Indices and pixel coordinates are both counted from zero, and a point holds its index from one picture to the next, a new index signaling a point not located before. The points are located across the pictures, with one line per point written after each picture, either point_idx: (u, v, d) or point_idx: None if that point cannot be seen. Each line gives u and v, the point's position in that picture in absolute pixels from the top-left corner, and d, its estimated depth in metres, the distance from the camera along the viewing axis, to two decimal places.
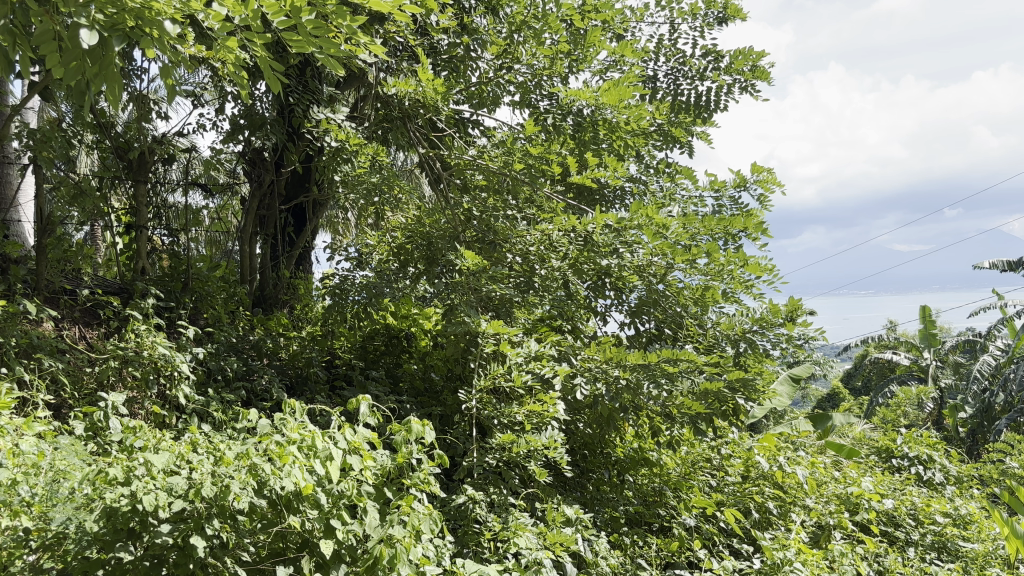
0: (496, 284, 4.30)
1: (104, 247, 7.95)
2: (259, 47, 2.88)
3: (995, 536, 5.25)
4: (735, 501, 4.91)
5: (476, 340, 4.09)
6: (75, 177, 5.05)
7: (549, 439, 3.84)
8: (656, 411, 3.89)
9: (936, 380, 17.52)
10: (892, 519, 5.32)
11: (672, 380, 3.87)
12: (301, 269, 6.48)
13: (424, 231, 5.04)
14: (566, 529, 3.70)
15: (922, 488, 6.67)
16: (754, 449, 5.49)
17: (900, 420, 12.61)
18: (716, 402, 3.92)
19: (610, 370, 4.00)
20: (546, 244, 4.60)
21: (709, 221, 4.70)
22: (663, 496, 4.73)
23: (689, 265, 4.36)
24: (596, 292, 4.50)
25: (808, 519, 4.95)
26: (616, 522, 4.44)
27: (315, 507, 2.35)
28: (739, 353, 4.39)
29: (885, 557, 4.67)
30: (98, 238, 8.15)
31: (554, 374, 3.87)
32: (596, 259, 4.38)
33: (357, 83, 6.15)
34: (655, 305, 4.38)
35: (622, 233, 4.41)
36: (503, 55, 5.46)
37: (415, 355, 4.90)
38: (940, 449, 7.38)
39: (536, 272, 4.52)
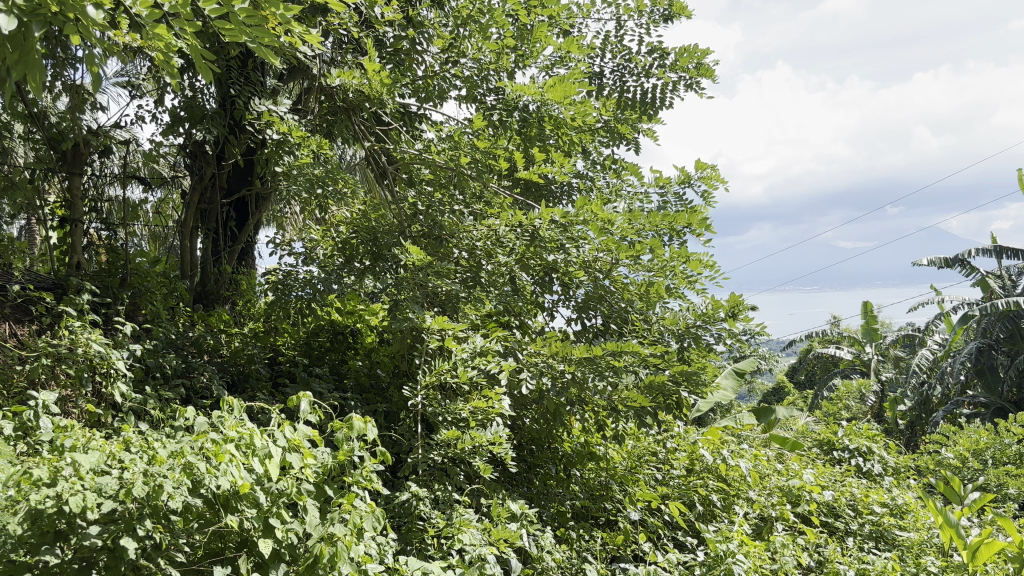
0: (443, 280, 4.10)
1: (39, 243, 7.67)
2: (191, 36, 2.75)
3: (930, 525, 5.35)
4: (680, 494, 4.86)
5: (421, 335, 3.99)
6: (6, 169, 4.80)
7: (494, 435, 3.76)
8: (601, 406, 3.92)
9: (877, 374, 17.89)
10: (832, 510, 5.36)
11: (617, 373, 3.90)
12: (244, 265, 6.29)
13: (370, 226, 4.75)
14: (511, 525, 3.62)
15: (862, 480, 6.78)
16: (699, 442, 5.49)
17: (841, 414, 12.81)
18: (661, 395, 3.98)
19: (555, 365, 3.94)
20: (492, 240, 4.46)
21: (655, 216, 4.63)
22: (608, 491, 4.71)
23: (635, 261, 4.38)
24: (543, 288, 4.48)
25: (750, 511, 4.94)
26: (563, 516, 4.41)
27: (253, 506, 2.24)
28: (683, 348, 4.43)
29: (825, 547, 4.71)
30: (33, 232, 7.85)
31: (500, 370, 3.78)
32: (543, 254, 4.31)
33: (301, 75, 5.98)
34: (601, 301, 4.35)
35: (568, 228, 4.36)
36: (449, 49, 5.37)
37: (362, 352, 4.87)
38: (879, 441, 7.52)
39: (482, 267, 4.34)
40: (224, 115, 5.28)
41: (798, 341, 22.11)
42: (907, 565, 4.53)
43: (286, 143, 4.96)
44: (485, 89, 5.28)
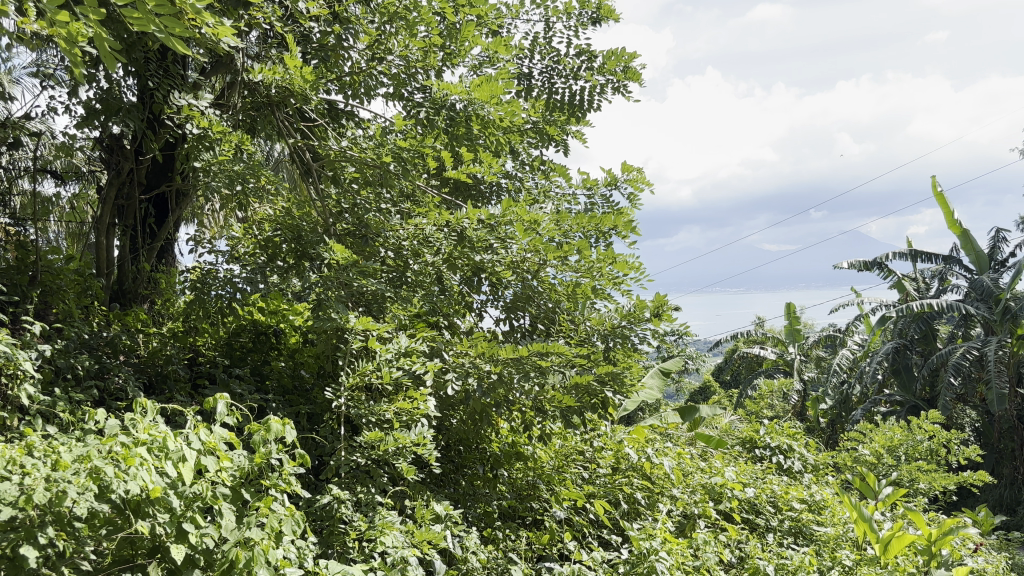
0: (368, 280, 3.83)
1: None
2: (95, 26, 2.60)
3: (845, 519, 5.56)
4: (605, 492, 4.82)
5: (346, 335, 3.79)
6: None
7: (419, 436, 3.54)
8: (526, 406, 3.86)
9: (800, 373, 18.28)
10: (754, 507, 5.37)
11: (542, 374, 3.81)
12: (163, 263, 5.75)
13: (294, 223, 4.44)
14: (435, 526, 3.49)
15: (783, 476, 6.93)
16: (625, 440, 5.37)
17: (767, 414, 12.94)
18: (587, 395, 3.95)
19: (481, 365, 3.84)
20: (419, 240, 4.32)
21: (581, 217, 4.65)
22: (536, 491, 4.62)
23: (562, 262, 4.38)
24: (470, 287, 4.38)
25: (673, 508, 4.91)
26: (489, 517, 4.32)
27: (166, 510, 2.11)
28: (608, 347, 4.42)
29: (745, 544, 4.75)
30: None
31: (427, 369, 3.62)
32: (471, 255, 4.21)
33: (223, 69, 5.55)
34: (529, 303, 4.32)
35: (496, 228, 4.30)
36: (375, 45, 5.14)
37: (285, 353, 4.51)
38: (800, 439, 7.66)
39: (410, 265, 4.22)
40: (142, 107, 4.90)
41: (725, 341, 22.43)
42: (824, 558, 4.62)
43: (206, 137, 4.53)
44: (413, 87, 5.29)
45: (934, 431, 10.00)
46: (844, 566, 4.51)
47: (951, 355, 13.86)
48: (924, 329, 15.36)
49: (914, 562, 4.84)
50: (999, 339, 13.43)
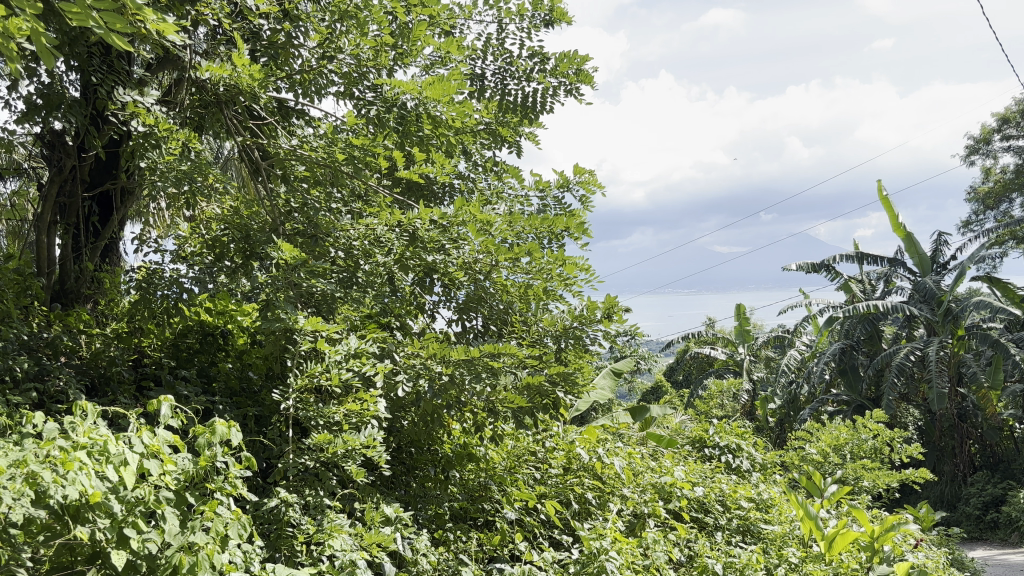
0: (317, 279, 3.55)
1: None
2: (32, 20, 2.45)
3: (792, 518, 5.62)
4: (557, 492, 4.75)
5: (293, 336, 3.49)
6: None
7: (369, 438, 3.27)
8: (478, 407, 3.67)
9: (750, 374, 18.44)
10: (702, 505, 5.41)
11: (494, 374, 3.61)
12: (107, 263, 5.42)
13: (241, 221, 4.17)
14: (384, 528, 3.34)
15: (732, 475, 7.00)
16: (576, 440, 5.35)
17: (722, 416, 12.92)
18: (538, 395, 3.75)
19: (432, 366, 3.60)
20: (370, 240, 4.10)
21: (534, 219, 4.54)
22: (487, 492, 4.47)
23: (513, 263, 4.15)
24: (422, 288, 4.12)
25: (624, 507, 4.89)
26: (440, 518, 4.14)
27: (106, 515, 1.91)
28: (560, 347, 4.16)
29: (695, 542, 4.81)
30: None
31: (377, 370, 3.42)
32: (422, 256, 4.00)
33: (170, 66, 5.29)
34: (481, 303, 4.12)
35: (448, 229, 4.10)
36: (326, 42, 4.78)
37: (233, 353, 3.99)
38: (748, 438, 7.76)
39: (359, 266, 3.96)
40: (85, 102, 4.65)
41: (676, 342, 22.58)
42: (770, 555, 4.70)
43: (152, 135, 4.14)
44: (364, 86, 4.78)
45: (879, 430, 10.19)
46: (791, 564, 4.57)
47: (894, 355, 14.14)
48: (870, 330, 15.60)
49: (857, 559, 4.96)
50: (940, 339, 13.75)
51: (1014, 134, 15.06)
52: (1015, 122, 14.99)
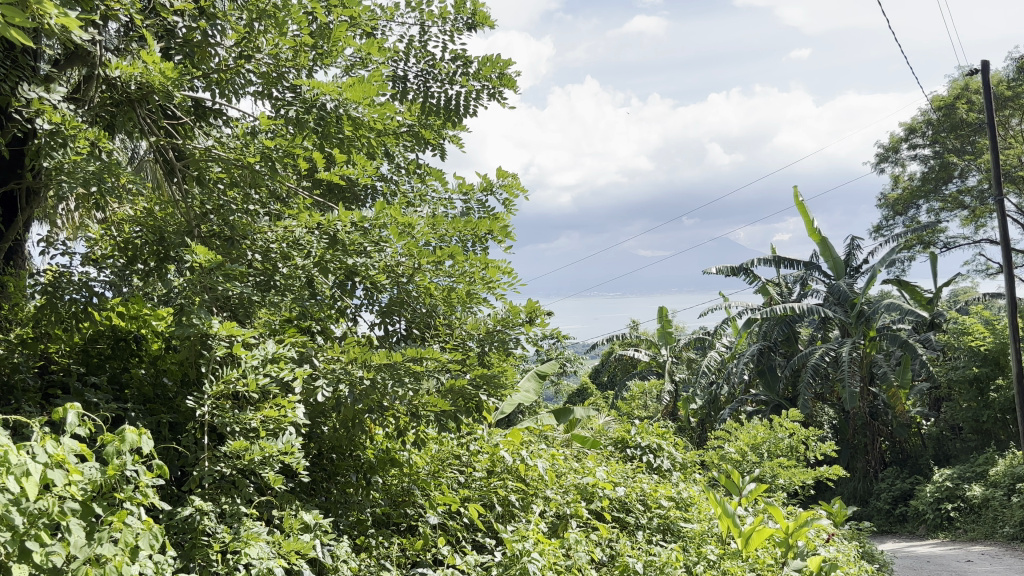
0: (235, 282, 3.16)
1: None
2: None
3: (711, 516, 5.75)
4: (481, 495, 4.59)
5: (208, 341, 2.94)
6: None
7: (287, 445, 2.97)
8: (401, 411, 3.28)
9: (672, 374, 18.71)
10: (624, 505, 5.45)
11: (416, 379, 3.27)
12: (12, 266, 5.17)
13: (154, 223, 3.67)
14: (304, 535, 3.11)
15: (652, 475, 7.11)
16: (500, 443, 5.14)
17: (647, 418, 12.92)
18: (461, 399, 3.44)
19: (353, 371, 3.23)
20: (288, 243, 3.67)
21: (459, 221, 4.42)
22: (411, 495, 4.17)
23: (437, 266, 3.83)
24: (343, 290, 3.67)
25: (547, 509, 4.84)
26: (363, 524, 3.85)
27: (6, 528, 1.75)
28: (483, 350, 3.81)
29: (616, 542, 4.84)
30: None
31: (296, 375, 3.02)
32: (343, 258, 3.58)
33: (81, 61, 4.75)
34: (404, 307, 3.75)
35: (369, 232, 3.70)
36: (244, 41, 4.26)
37: (147, 359, 3.23)
38: (668, 437, 7.85)
39: (279, 270, 3.54)
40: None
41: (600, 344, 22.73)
42: (690, 554, 4.73)
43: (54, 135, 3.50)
44: (284, 87, 4.15)
45: (795, 429, 10.36)
46: (711, 561, 4.63)
47: (810, 356, 14.53)
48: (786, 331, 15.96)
49: (773, 554, 5.10)
50: (854, 340, 14.13)
51: (920, 143, 15.66)
52: (921, 132, 15.59)
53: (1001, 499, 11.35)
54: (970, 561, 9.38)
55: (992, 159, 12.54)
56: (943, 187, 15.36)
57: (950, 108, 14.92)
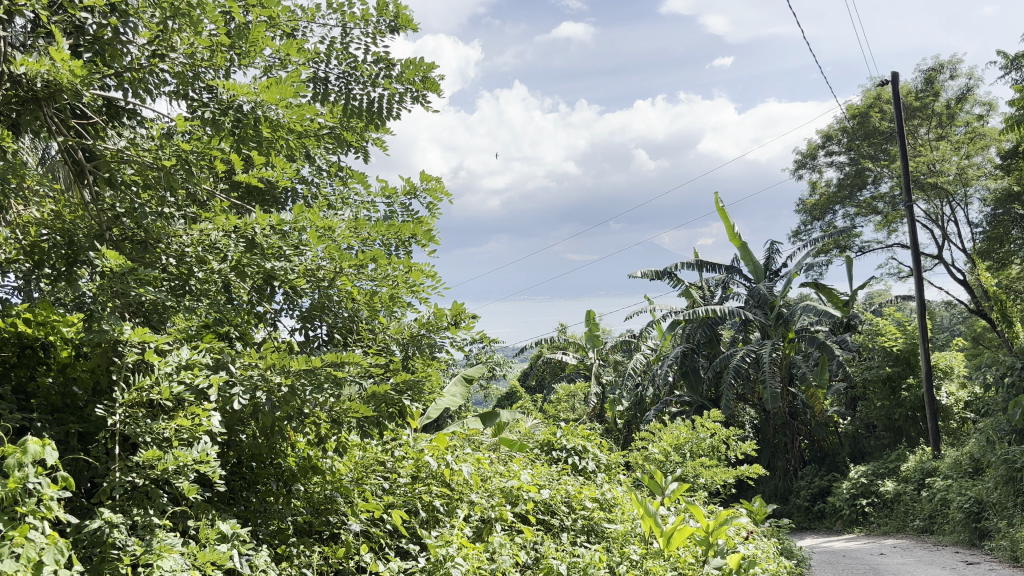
0: (149, 287, 2.77)
1: None
2: None
3: (634, 516, 5.68)
4: (405, 500, 4.21)
5: (118, 348, 2.60)
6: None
7: (202, 453, 2.55)
8: (319, 419, 2.97)
9: (599, 376, 18.73)
10: (548, 507, 5.25)
11: (337, 385, 2.94)
12: None
13: (63, 225, 2.99)
14: (220, 547, 2.76)
15: (578, 477, 7.04)
16: (425, 448, 4.74)
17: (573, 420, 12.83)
18: (382, 404, 3.12)
19: (270, 377, 2.89)
20: (204, 246, 3.10)
21: (380, 224, 4.20)
22: (334, 504, 3.79)
23: (360, 270, 3.52)
24: (261, 297, 3.22)
25: (472, 513, 4.48)
26: (284, 534, 3.43)
27: None
28: (406, 355, 3.60)
29: (541, 544, 4.58)
30: None
31: (213, 382, 2.67)
32: (260, 263, 3.07)
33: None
34: (325, 312, 3.39)
35: (285, 235, 3.23)
36: (156, 39, 3.51)
37: (56, 370, 2.73)
38: (593, 440, 7.79)
39: (196, 274, 3.06)
40: None
41: (529, 348, 22.66)
42: (613, 555, 4.67)
43: None
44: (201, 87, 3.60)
45: (716, 428, 9.99)
46: (633, 562, 4.59)
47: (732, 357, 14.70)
48: (709, 334, 16.17)
49: (693, 553, 5.05)
50: (773, 342, 14.39)
51: (837, 150, 16.19)
52: (836, 140, 16.13)
53: (912, 494, 11.68)
54: (883, 554, 9.18)
55: (902, 166, 13.00)
56: (857, 194, 15.86)
57: (864, 117, 15.48)
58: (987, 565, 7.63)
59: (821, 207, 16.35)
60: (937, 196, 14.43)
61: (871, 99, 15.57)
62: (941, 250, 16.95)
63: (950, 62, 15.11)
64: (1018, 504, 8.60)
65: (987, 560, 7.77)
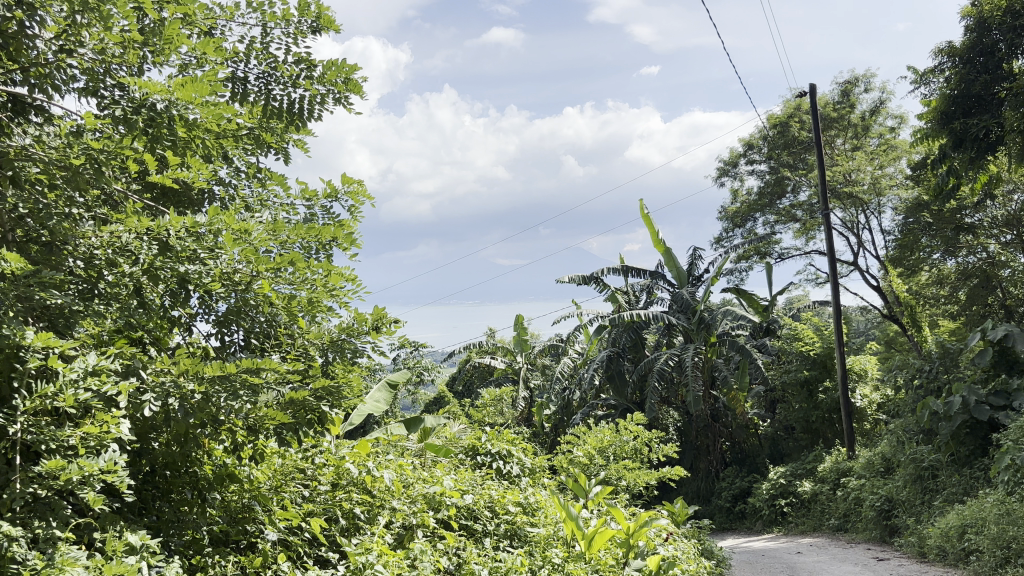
0: (55, 291, 2.26)
1: None
2: None
3: (558, 520, 5.39)
4: (325, 508, 3.87)
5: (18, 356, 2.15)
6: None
7: (109, 461, 2.20)
8: (233, 426, 2.58)
9: (526, 381, 18.54)
10: (471, 512, 4.87)
11: (255, 392, 2.51)
12: None
13: None
14: (128, 560, 2.38)
15: (501, 481, 6.79)
16: (347, 454, 4.43)
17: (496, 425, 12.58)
18: (302, 411, 2.70)
19: (183, 384, 2.46)
20: (115, 249, 2.57)
21: (300, 227, 3.78)
22: (251, 512, 3.29)
23: (277, 274, 2.93)
24: (176, 303, 2.64)
25: (391, 520, 4.16)
26: (200, 544, 3.01)
27: None
28: (326, 361, 3.08)
29: (463, 550, 4.27)
30: None
31: (125, 388, 2.25)
32: (172, 268, 2.53)
33: None
34: (242, 318, 2.83)
35: (196, 236, 2.66)
36: (64, 35, 2.73)
37: None
38: (517, 444, 7.59)
39: (105, 277, 2.56)
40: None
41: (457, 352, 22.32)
42: (535, 558, 4.56)
43: None
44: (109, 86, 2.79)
45: (638, 430, 9.86)
46: (556, 565, 4.46)
47: (656, 361, 14.70)
48: (635, 338, 16.17)
49: (615, 556, 4.95)
50: (696, 346, 14.47)
51: (757, 159, 16.44)
52: (758, 148, 16.39)
53: (828, 493, 11.86)
54: (800, 552, 9.27)
55: (820, 175, 13.22)
56: (777, 201, 16.14)
57: (784, 126, 15.78)
58: (896, 561, 7.60)
59: (743, 214, 16.51)
60: (853, 204, 14.76)
61: (790, 109, 15.88)
62: (856, 257, 17.36)
63: (864, 75, 15.53)
64: (926, 502, 8.72)
65: (896, 557, 7.80)
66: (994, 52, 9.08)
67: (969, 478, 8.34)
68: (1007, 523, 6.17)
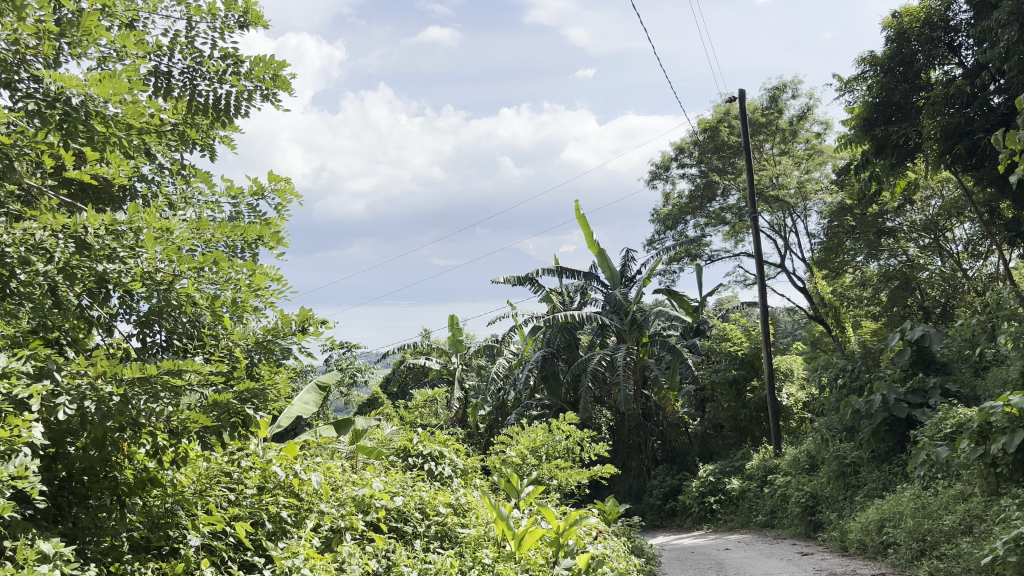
0: None
1: None
2: None
3: (490, 519, 5.23)
4: (250, 511, 3.62)
5: None
6: None
7: (18, 465, 1.96)
8: (151, 430, 2.37)
9: (459, 381, 18.36)
10: (399, 513, 4.72)
11: (175, 394, 2.34)
12: None
13: None
14: (42, 565, 2.18)
15: (431, 482, 6.62)
16: (274, 456, 4.19)
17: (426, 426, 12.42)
18: (227, 414, 2.52)
19: (101, 387, 2.23)
20: (28, 247, 2.24)
21: (224, 224, 3.51)
22: (174, 517, 3.02)
23: (200, 274, 2.64)
24: (94, 301, 2.38)
25: (319, 522, 3.94)
26: (118, 550, 2.73)
27: None
28: (252, 361, 2.91)
29: (392, 552, 4.11)
30: None
31: (35, 391, 2.02)
32: (88, 268, 2.26)
33: None
34: (163, 319, 2.56)
35: (114, 233, 2.37)
36: None
37: None
38: (449, 445, 7.43)
39: (18, 275, 2.22)
40: None
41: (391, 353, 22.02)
42: (465, 559, 4.40)
43: None
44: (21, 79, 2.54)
45: (572, 430, 9.78)
46: (486, 565, 4.34)
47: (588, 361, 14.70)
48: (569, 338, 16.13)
49: (544, 555, 4.84)
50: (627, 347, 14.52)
51: (688, 162, 16.59)
52: (688, 152, 16.54)
53: (755, 490, 11.99)
54: (728, 549, 9.33)
55: (749, 179, 13.38)
56: (708, 204, 16.29)
57: (714, 131, 15.96)
58: (820, 555, 7.69)
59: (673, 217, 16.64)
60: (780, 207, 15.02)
61: (720, 114, 16.07)
62: (784, 259, 17.66)
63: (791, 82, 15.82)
64: (848, 497, 8.86)
65: (820, 551, 7.90)
66: (913, 62, 9.24)
67: (888, 473, 8.50)
68: (923, 517, 6.28)
